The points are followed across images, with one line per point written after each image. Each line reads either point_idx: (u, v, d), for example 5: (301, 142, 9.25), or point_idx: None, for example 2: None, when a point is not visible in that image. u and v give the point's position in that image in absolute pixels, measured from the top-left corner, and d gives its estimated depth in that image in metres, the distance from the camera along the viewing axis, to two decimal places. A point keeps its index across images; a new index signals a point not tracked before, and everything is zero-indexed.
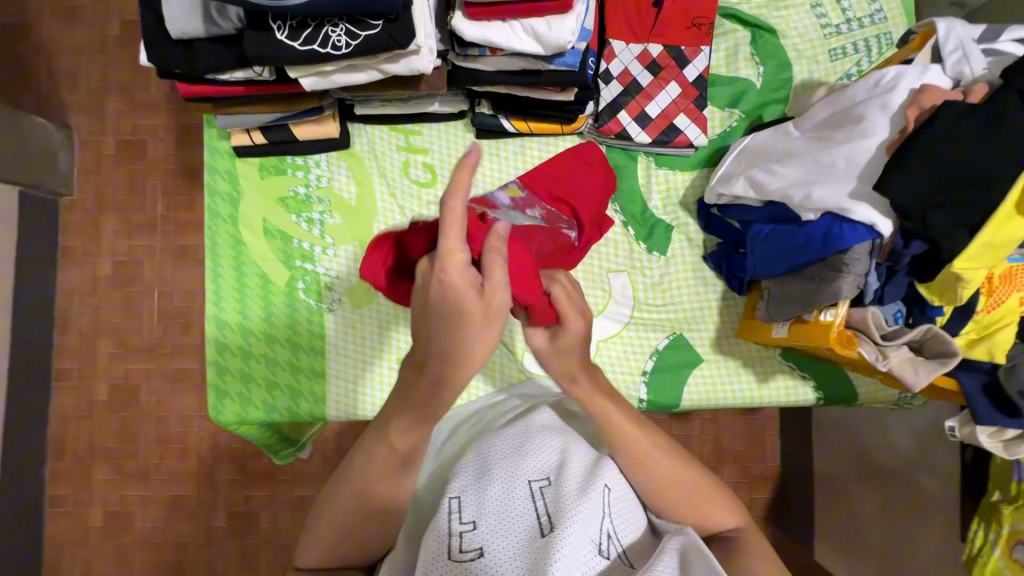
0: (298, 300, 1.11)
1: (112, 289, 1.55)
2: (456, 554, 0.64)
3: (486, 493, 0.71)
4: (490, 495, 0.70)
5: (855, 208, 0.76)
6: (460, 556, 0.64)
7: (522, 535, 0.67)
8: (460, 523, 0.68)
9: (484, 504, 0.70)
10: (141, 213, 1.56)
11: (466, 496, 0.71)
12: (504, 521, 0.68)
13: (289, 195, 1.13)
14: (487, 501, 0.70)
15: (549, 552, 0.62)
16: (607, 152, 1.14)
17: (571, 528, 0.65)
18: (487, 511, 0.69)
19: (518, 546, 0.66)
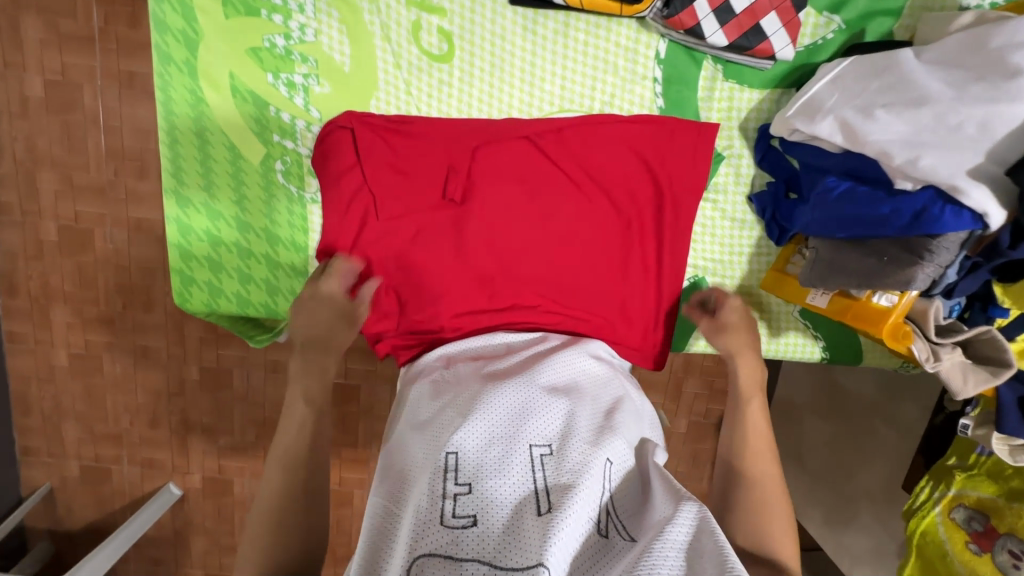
0: (275, 184, 0.94)
1: (47, 114, 1.31)
2: (449, 517, 0.59)
3: (487, 455, 0.66)
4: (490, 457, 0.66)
5: (972, 190, 0.63)
6: (453, 521, 0.59)
7: (519, 499, 0.63)
8: (455, 485, 0.63)
9: (482, 467, 0.65)
10: (71, 21, 1.25)
11: (465, 455, 0.67)
12: (503, 487, 0.64)
13: (262, 47, 0.88)
14: (486, 463, 0.65)
15: (550, 527, 0.58)
16: (667, 48, 0.92)
17: (573, 504, 0.61)
18: (485, 475, 0.64)
19: (515, 512, 0.61)
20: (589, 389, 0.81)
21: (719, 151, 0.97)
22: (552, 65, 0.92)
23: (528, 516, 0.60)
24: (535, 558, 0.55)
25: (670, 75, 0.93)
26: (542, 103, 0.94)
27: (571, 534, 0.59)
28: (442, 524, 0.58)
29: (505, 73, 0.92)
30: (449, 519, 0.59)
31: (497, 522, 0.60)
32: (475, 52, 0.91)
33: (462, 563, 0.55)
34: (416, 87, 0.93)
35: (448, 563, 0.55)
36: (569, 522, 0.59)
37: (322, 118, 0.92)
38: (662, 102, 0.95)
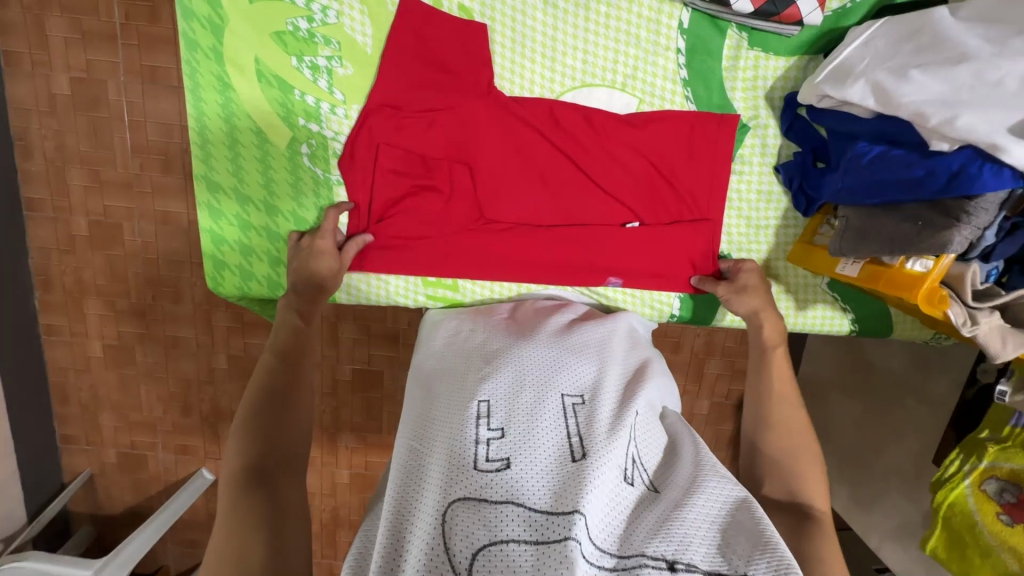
0: (302, 168, 0.96)
1: (74, 111, 1.34)
2: (482, 462, 0.62)
3: (517, 405, 0.70)
4: (521, 409, 0.69)
5: (1012, 147, 0.61)
6: (486, 465, 0.62)
7: (550, 446, 0.65)
8: (488, 432, 0.66)
9: (515, 416, 0.68)
10: (94, 19, 1.28)
11: (496, 406, 0.70)
12: (533, 432, 0.66)
13: (286, 31, 0.89)
14: (518, 414, 0.68)
15: (582, 477, 0.60)
16: (690, 18, 0.91)
17: (601, 453, 0.63)
18: (516, 422, 0.67)
19: (548, 459, 0.64)
20: (614, 353, 0.84)
21: (746, 120, 0.96)
22: (574, 40, 0.92)
23: (563, 466, 0.63)
24: (571, 505, 0.57)
25: (694, 45, 0.92)
26: (565, 77, 0.93)
27: (602, 481, 0.61)
28: (476, 470, 0.61)
29: (528, 49, 0.92)
30: (483, 465, 0.62)
31: (529, 467, 0.62)
32: (497, 27, 0.91)
33: (497, 506, 0.57)
34: None
35: (484, 506, 0.57)
36: (601, 472, 0.61)
37: (345, 100, 0.93)
38: (686, 73, 0.93)
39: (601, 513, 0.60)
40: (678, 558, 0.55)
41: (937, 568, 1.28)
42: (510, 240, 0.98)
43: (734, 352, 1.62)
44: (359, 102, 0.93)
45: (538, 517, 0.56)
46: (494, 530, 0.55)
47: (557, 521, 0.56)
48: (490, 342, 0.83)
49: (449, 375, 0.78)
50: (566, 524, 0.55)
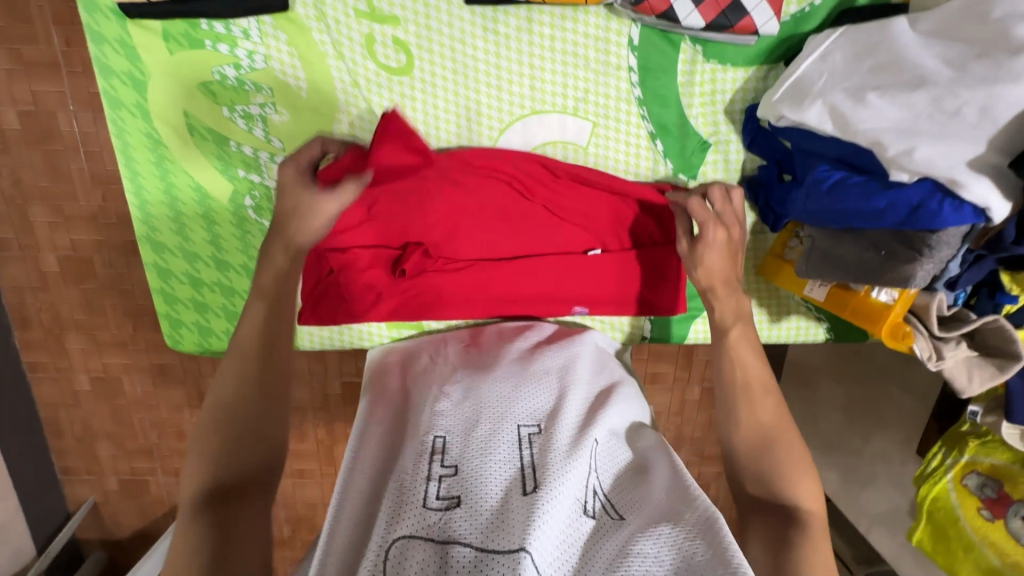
0: (249, 221, 0.92)
1: (26, 145, 1.29)
2: (431, 498, 0.63)
3: (472, 439, 0.71)
4: (476, 443, 0.70)
5: (971, 183, 0.58)
6: (435, 502, 0.62)
7: (503, 480, 0.66)
8: (440, 467, 0.66)
9: (468, 452, 0.69)
10: (34, 48, 1.22)
11: (451, 440, 0.71)
12: (486, 467, 0.68)
13: (213, 80, 0.84)
14: (472, 449, 0.69)
15: (531, 509, 0.61)
16: (641, 35, 0.85)
17: (552, 485, 0.64)
18: (470, 457, 0.68)
19: (500, 492, 0.64)
20: (578, 377, 0.85)
21: (706, 138, 0.91)
22: (518, 68, 0.87)
23: (513, 499, 0.63)
24: (516, 541, 0.57)
25: (647, 62, 0.87)
26: (512, 108, 0.89)
27: (552, 514, 0.61)
28: (424, 506, 0.61)
29: (470, 81, 0.87)
30: (432, 501, 0.62)
31: (479, 501, 0.63)
32: (436, 61, 0.86)
33: (444, 545, 0.57)
34: (379, 106, 0.88)
35: (430, 545, 0.57)
36: (551, 504, 0.62)
37: (285, 148, 0.88)
38: (640, 92, 0.88)
39: (550, 544, 0.60)
40: None
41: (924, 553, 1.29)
42: (472, 272, 0.94)
43: None
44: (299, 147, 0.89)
45: (482, 553, 0.57)
46: (438, 570, 0.55)
47: (501, 559, 0.55)
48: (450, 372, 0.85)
49: (410, 411, 0.79)
50: (510, 563, 0.55)
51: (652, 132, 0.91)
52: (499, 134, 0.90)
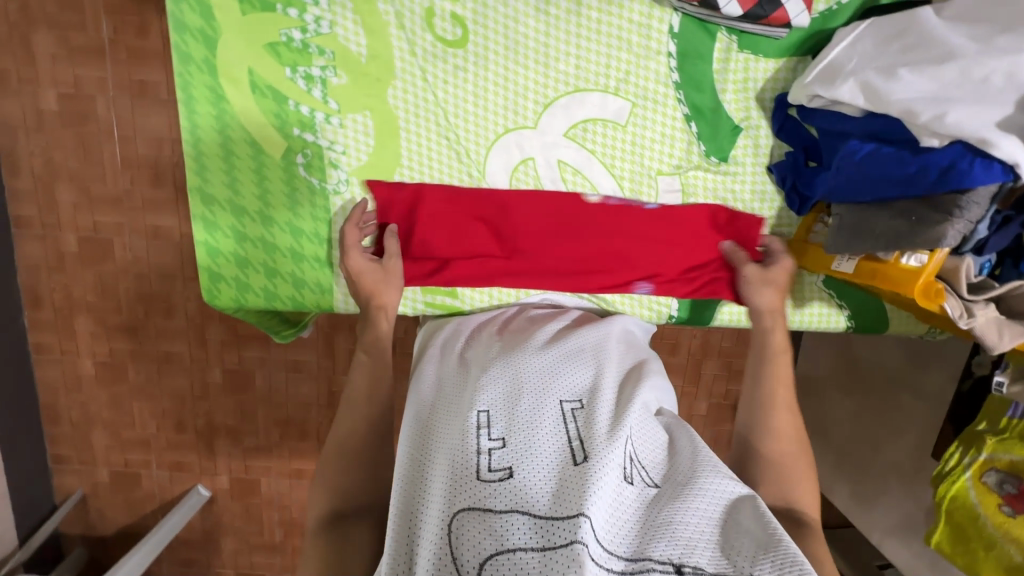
0: (298, 178, 0.95)
1: (62, 126, 1.33)
2: (484, 471, 0.62)
3: (516, 412, 0.70)
4: (521, 416, 0.69)
5: (1001, 141, 0.63)
6: (489, 475, 0.62)
7: (552, 450, 0.65)
8: (489, 441, 0.66)
9: (515, 424, 0.68)
10: (81, 35, 1.28)
11: (497, 415, 0.70)
12: (535, 438, 0.67)
13: (280, 42, 0.89)
14: (518, 421, 0.69)
15: (584, 477, 0.60)
16: (680, 24, 0.92)
17: (602, 453, 0.63)
18: (517, 430, 0.68)
19: (551, 464, 0.63)
20: (612, 356, 0.85)
21: (739, 124, 0.97)
22: (566, 47, 0.92)
23: (565, 468, 0.62)
24: (574, 507, 0.57)
25: (685, 49, 0.93)
26: (559, 83, 0.94)
27: (605, 481, 0.61)
28: (479, 478, 0.61)
29: (521, 56, 0.93)
30: (486, 474, 0.62)
31: (532, 472, 0.62)
32: (490, 35, 0.91)
33: (501, 514, 0.57)
34: (433, 74, 0.93)
35: (487, 516, 0.57)
36: (603, 471, 0.61)
37: (340, 110, 0.93)
38: (677, 77, 0.94)
39: (605, 511, 0.59)
40: (685, 563, 0.56)
41: (941, 565, 1.27)
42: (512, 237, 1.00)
43: (732, 353, 1.63)
44: (354, 110, 0.93)
45: (542, 521, 0.56)
46: (501, 541, 0.55)
47: (561, 524, 0.55)
48: (487, 352, 0.84)
49: (447, 392, 0.78)
50: (571, 529, 0.55)
51: (687, 115, 0.96)
52: (545, 107, 0.95)
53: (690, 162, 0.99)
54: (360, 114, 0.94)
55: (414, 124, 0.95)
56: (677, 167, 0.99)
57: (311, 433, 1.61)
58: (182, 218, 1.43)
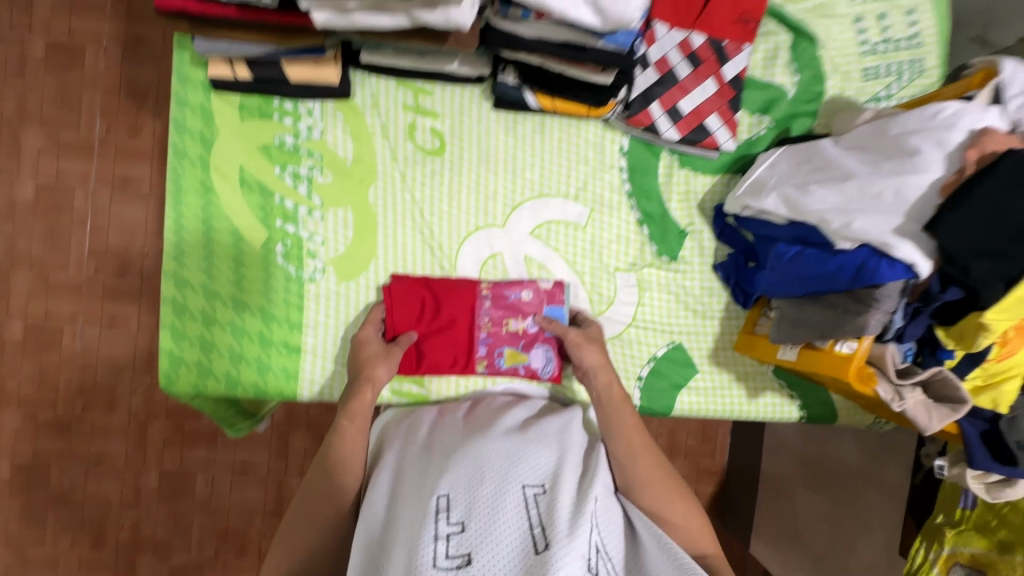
0: (275, 265, 0.99)
1: (33, 214, 1.36)
2: (439, 558, 0.61)
3: (478, 496, 0.67)
4: (482, 498, 0.66)
5: (899, 245, 0.73)
6: (445, 563, 0.60)
7: (512, 540, 0.63)
8: (447, 525, 0.64)
9: (475, 507, 0.65)
10: (73, 133, 1.36)
11: (457, 495, 0.67)
12: (497, 525, 0.64)
13: (273, 145, 0.98)
14: (479, 504, 0.66)
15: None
16: (629, 145, 1.07)
17: (563, 549, 0.61)
18: (478, 514, 0.65)
19: (511, 559, 0.62)
20: (576, 438, 0.82)
21: (684, 227, 1.09)
22: (532, 159, 1.05)
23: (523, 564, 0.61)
24: None
25: (635, 165, 1.07)
26: (526, 188, 1.05)
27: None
28: (432, 566, 0.60)
29: (491, 164, 1.04)
30: (441, 562, 0.61)
31: (489, 564, 0.61)
32: (465, 146, 1.03)
33: None
34: (412, 177, 1.02)
35: None
36: (563, 566, 0.59)
37: (323, 204, 1.00)
38: (629, 187, 1.07)
39: None
40: None
41: None
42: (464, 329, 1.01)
43: None
44: (335, 206, 1.01)
45: None
46: None
47: None
48: (450, 432, 0.82)
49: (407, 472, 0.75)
50: None
51: (640, 220, 1.08)
52: (513, 208, 1.05)
53: (644, 259, 1.09)
54: (341, 210, 1.01)
55: (392, 220, 1.02)
56: (633, 264, 1.08)
57: (250, 548, 1.46)
58: (143, 307, 1.41)
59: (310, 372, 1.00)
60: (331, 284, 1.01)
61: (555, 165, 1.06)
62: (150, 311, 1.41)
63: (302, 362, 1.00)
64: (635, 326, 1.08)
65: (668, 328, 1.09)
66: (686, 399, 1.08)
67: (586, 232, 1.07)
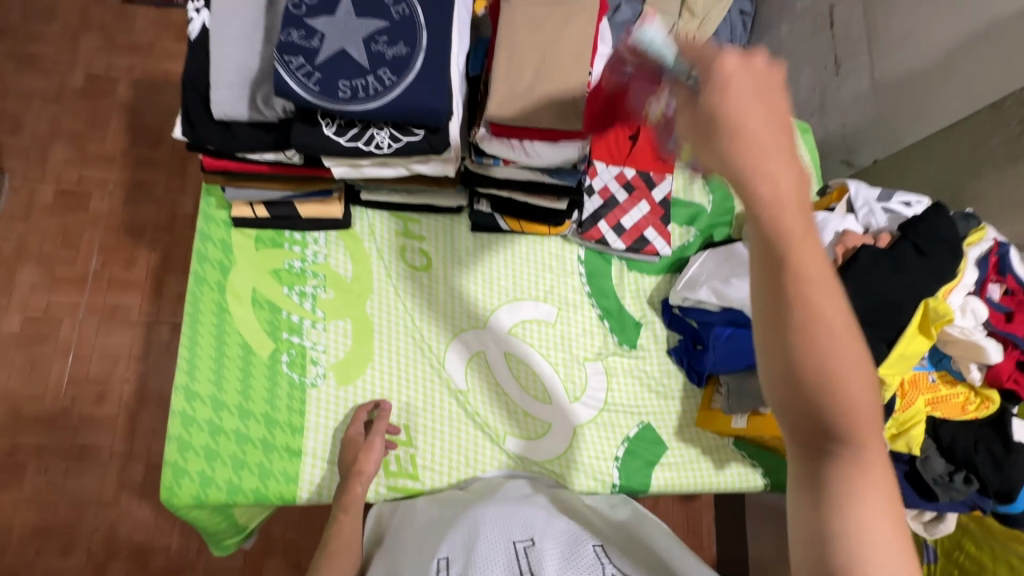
0: (280, 374, 1.09)
1: (16, 347, 1.43)
2: None
3: (473, 554, 0.79)
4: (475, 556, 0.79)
5: None
6: None
7: None
8: None
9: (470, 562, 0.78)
10: (68, 268, 1.50)
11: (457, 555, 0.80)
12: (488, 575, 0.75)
13: (283, 269, 1.15)
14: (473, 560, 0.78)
15: None
16: (585, 255, 1.28)
17: None
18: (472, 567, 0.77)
19: None
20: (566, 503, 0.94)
21: (638, 320, 1.27)
22: (506, 269, 1.24)
23: None
24: None
25: (592, 270, 1.28)
26: (501, 294, 1.23)
27: None
28: None
29: (470, 275, 1.22)
30: None
31: None
32: (447, 262, 1.22)
33: None
34: (403, 290, 1.19)
35: None
36: None
37: (325, 317, 1.14)
38: (589, 288, 1.27)
39: None
40: None
41: None
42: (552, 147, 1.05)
43: None
44: (336, 318, 1.15)
45: None
46: None
47: None
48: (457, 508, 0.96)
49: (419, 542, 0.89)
50: None
51: (601, 315, 1.26)
52: (492, 312, 1.22)
53: (607, 349, 1.24)
54: (342, 321, 1.15)
55: (386, 328, 1.16)
56: (599, 354, 1.24)
57: None
58: (116, 435, 1.43)
59: (310, 474, 1.06)
60: (331, 389, 1.11)
61: (525, 273, 1.25)
62: (124, 436, 1.43)
63: (302, 465, 1.06)
64: (606, 410, 1.21)
65: (636, 410, 1.22)
66: (660, 476, 1.18)
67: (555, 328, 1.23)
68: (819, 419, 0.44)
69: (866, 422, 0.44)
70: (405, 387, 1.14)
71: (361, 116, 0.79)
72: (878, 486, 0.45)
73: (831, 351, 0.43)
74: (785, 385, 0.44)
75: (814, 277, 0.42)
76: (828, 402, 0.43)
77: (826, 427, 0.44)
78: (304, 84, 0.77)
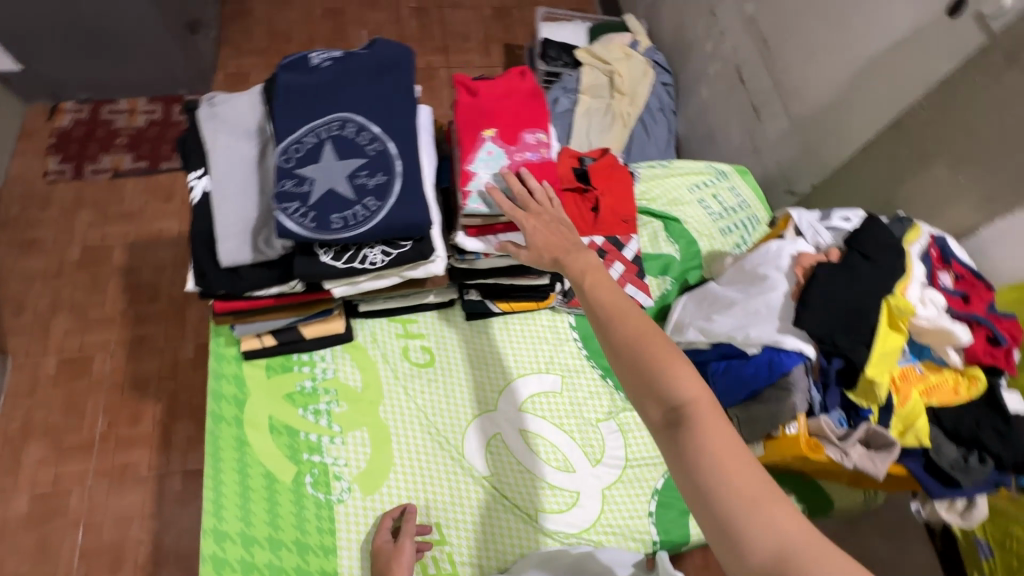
0: (305, 496, 1.10)
1: (25, 528, 1.41)
2: None
3: None
4: None
5: (784, 339, 1.01)
6: None
7: None
8: None
9: None
10: (75, 435, 1.52)
11: None
12: None
13: (295, 391, 1.20)
14: None
15: None
16: (575, 321, 1.37)
17: None
18: None
19: None
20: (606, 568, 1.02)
21: None
22: (504, 347, 1.30)
23: None
24: None
25: (585, 333, 1.35)
26: (506, 373, 1.28)
27: None
28: None
29: (472, 361, 1.28)
30: None
31: None
32: (449, 354, 1.28)
33: None
34: (412, 389, 1.23)
35: None
36: None
37: (342, 430, 1.17)
38: (586, 351, 1.33)
39: None
40: None
41: None
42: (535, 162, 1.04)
43: None
44: (353, 428, 1.18)
45: None
46: None
47: None
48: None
49: None
50: None
51: (602, 374, 1.31)
52: (500, 392, 1.26)
53: (616, 406, 1.28)
54: (359, 430, 1.18)
55: (402, 428, 1.19)
56: (609, 412, 1.27)
57: None
58: None
59: None
60: (358, 501, 1.12)
61: (523, 348, 1.31)
62: None
63: None
64: (629, 468, 1.22)
65: (659, 460, 1.24)
66: (697, 523, 1.19)
67: (562, 394, 1.27)
68: (660, 400, 0.68)
69: (688, 391, 0.67)
70: (430, 484, 1.15)
71: (354, 242, 0.89)
72: (724, 432, 0.65)
73: (647, 356, 0.71)
74: (630, 370, 0.72)
75: (627, 324, 0.75)
76: (658, 386, 0.68)
77: (672, 407, 0.67)
78: (302, 223, 0.87)
